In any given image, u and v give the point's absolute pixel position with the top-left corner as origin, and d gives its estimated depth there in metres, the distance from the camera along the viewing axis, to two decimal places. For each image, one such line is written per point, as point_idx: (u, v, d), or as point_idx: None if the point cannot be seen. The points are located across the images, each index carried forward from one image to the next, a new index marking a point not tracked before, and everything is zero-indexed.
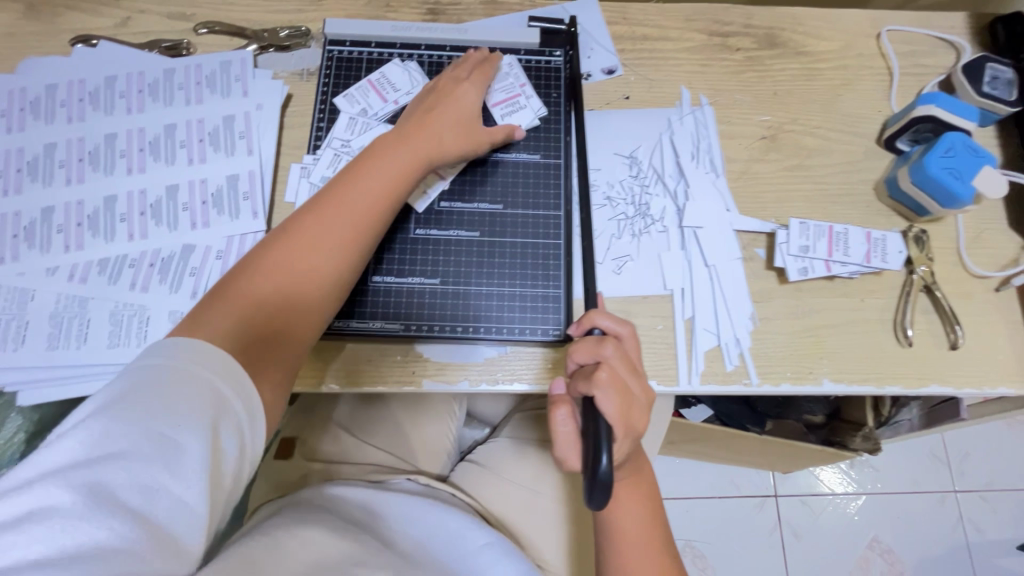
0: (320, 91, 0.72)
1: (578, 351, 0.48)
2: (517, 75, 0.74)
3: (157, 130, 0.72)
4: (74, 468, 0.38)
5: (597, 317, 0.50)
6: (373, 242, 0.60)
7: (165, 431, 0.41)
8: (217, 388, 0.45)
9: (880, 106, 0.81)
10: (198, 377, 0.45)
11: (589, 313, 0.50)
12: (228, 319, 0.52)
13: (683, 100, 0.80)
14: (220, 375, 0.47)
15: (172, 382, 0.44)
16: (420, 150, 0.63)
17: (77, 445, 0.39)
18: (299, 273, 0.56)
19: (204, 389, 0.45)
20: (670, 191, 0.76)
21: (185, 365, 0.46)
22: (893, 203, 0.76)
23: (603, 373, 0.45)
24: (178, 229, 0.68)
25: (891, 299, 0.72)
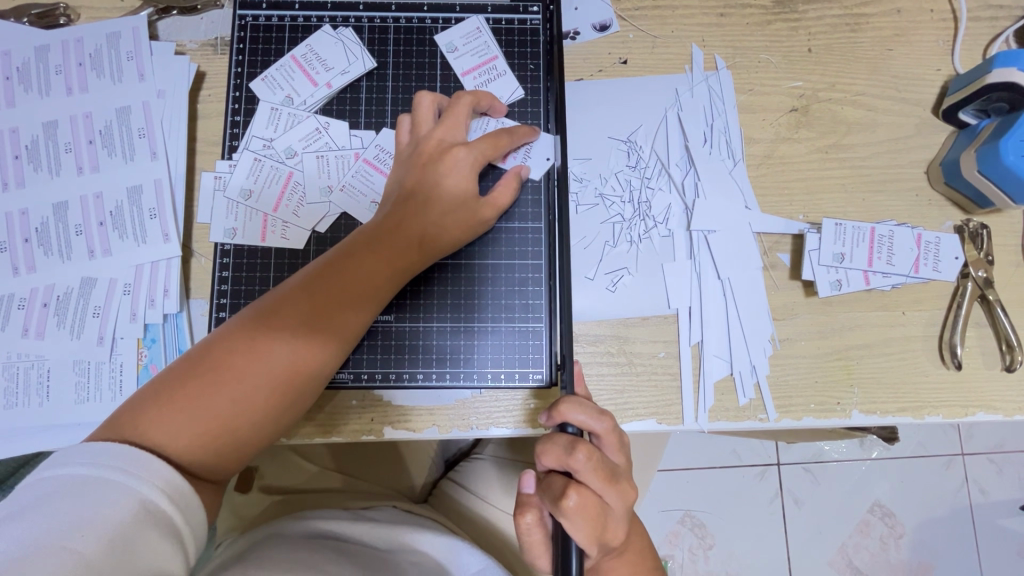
0: (234, 73, 0.57)
1: (542, 460, 0.38)
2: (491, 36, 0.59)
3: (34, 130, 0.57)
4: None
5: (570, 412, 0.39)
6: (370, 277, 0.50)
7: (63, 543, 0.36)
8: (131, 486, 0.40)
9: (940, 63, 0.65)
10: (107, 479, 0.39)
11: (561, 404, 0.40)
12: (208, 375, 0.46)
13: (694, 63, 0.64)
14: (147, 470, 0.41)
15: (75, 485, 0.39)
16: (433, 157, 0.52)
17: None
18: (286, 321, 0.48)
19: (117, 487, 0.39)
20: (675, 185, 0.62)
21: (98, 460, 0.40)
22: (948, 191, 0.62)
23: (570, 500, 0.36)
24: (74, 258, 0.56)
25: (938, 311, 0.60)
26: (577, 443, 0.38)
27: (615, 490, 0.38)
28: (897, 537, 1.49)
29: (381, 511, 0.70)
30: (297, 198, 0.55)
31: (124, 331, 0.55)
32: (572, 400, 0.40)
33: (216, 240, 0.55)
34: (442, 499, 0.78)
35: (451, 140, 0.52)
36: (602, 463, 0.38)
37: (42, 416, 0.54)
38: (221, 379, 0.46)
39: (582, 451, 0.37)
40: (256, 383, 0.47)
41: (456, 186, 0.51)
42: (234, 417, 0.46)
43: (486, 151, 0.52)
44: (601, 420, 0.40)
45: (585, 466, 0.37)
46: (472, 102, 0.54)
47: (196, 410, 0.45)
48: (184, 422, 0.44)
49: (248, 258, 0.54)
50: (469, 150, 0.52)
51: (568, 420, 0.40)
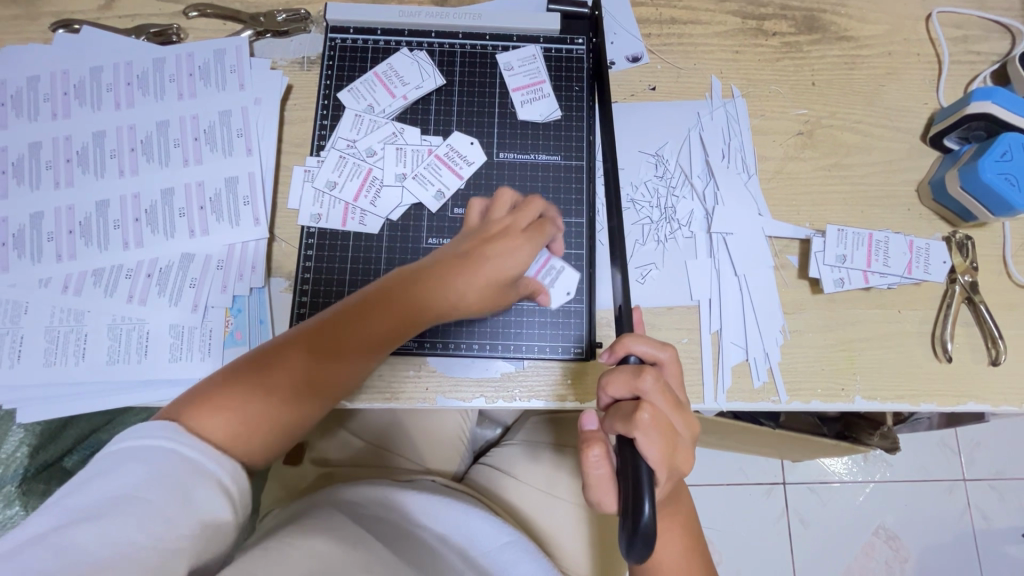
0: (324, 85, 0.67)
1: (612, 386, 0.43)
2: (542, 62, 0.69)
3: (148, 127, 0.67)
4: (49, 534, 0.38)
5: (633, 343, 0.44)
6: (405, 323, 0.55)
7: (132, 495, 0.41)
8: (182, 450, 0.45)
9: (927, 98, 0.75)
10: (160, 446, 0.45)
11: (624, 338, 0.45)
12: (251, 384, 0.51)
13: (714, 91, 0.74)
14: (197, 445, 0.46)
15: (133, 451, 0.44)
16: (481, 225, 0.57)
17: (51, 517, 0.40)
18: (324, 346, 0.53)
19: (171, 454, 0.45)
20: (697, 193, 0.71)
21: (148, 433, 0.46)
22: (937, 206, 0.71)
23: (642, 414, 0.40)
24: (175, 236, 0.64)
25: (930, 311, 0.68)
26: (643, 366, 0.42)
27: (680, 415, 0.43)
28: (902, 561, 1.51)
29: (420, 484, 0.76)
30: (374, 191, 0.64)
31: (215, 300, 0.63)
32: (634, 334, 0.45)
33: (303, 223, 0.63)
34: (473, 479, 0.83)
35: (512, 228, 0.56)
36: (668, 386, 0.42)
37: (140, 372, 0.61)
38: (270, 384, 0.52)
39: (649, 373, 0.42)
40: (298, 388, 0.53)
41: (504, 262, 0.55)
42: (274, 416, 0.51)
43: (529, 234, 0.56)
44: (663, 351, 0.44)
45: (652, 387, 0.41)
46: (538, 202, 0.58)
47: (243, 406, 0.50)
48: (233, 418, 0.49)
49: (330, 239, 0.63)
50: (521, 237, 0.56)
51: (632, 352, 0.45)
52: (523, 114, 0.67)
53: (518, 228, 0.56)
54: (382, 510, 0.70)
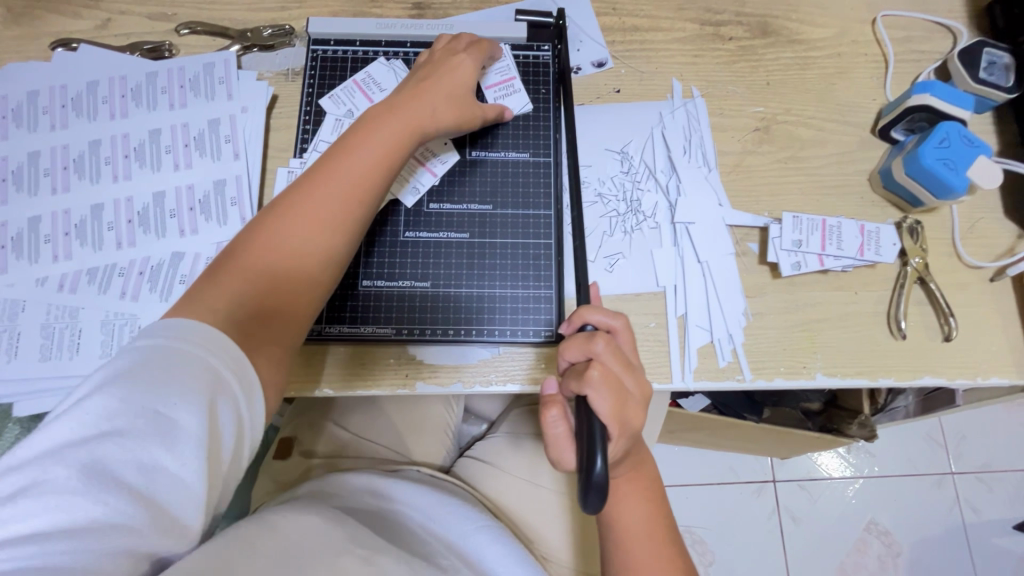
0: (306, 93, 0.72)
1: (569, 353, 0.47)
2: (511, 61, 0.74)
3: (142, 136, 0.71)
4: (75, 449, 0.39)
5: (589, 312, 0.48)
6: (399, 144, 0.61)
7: (150, 414, 0.41)
8: (213, 366, 0.44)
9: (875, 94, 0.80)
10: (189, 355, 0.44)
11: (581, 310, 0.49)
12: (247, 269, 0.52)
13: (674, 92, 0.79)
14: (216, 346, 0.46)
15: (172, 363, 0.43)
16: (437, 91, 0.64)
17: (75, 426, 0.40)
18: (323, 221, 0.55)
19: (196, 366, 0.44)
20: (661, 186, 0.75)
21: (194, 340, 0.45)
22: (887, 193, 0.75)
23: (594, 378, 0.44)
24: (166, 236, 0.68)
25: (885, 291, 0.72)
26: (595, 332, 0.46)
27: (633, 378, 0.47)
28: (894, 555, 1.51)
29: (404, 474, 0.79)
30: None
31: None
32: (591, 305, 0.49)
33: None
34: (458, 471, 0.86)
35: (445, 55, 0.67)
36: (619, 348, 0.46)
37: None
38: (269, 254, 0.53)
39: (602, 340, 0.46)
40: (303, 250, 0.54)
41: (450, 75, 0.65)
42: (287, 277, 0.53)
43: (477, 55, 0.67)
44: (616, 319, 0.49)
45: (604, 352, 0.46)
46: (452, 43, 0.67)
47: (245, 276, 0.52)
48: (230, 285, 0.51)
49: None
50: (466, 57, 0.66)
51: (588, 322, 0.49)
52: None
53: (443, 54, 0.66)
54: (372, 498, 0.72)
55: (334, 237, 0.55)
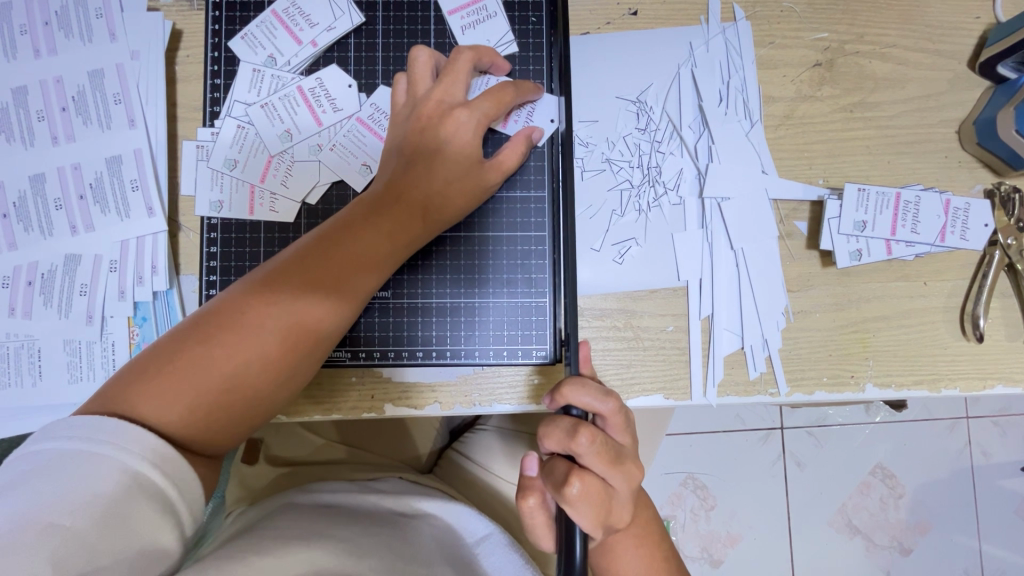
0: (211, 31, 0.53)
1: (546, 442, 0.40)
2: None
3: (3, 97, 0.54)
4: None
5: (574, 395, 0.40)
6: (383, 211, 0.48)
7: (55, 518, 0.36)
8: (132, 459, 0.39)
9: (980, 10, 0.60)
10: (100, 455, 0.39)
11: (565, 389, 0.40)
12: (197, 353, 0.44)
13: (711, 12, 0.59)
14: (133, 441, 0.40)
15: (80, 462, 0.38)
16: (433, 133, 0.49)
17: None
18: (281, 306, 0.46)
19: (104, 461, 0.38)
20: (688, 149, 0.58)
21: (99, 437, 0.39)
22: (980, 151, 0.58)
23: (573, 487, 0.37)
24: (54, 234, 0.53)
25: (962, 280, 0.58)
26: (579, 427, 0.38)
27: (619, 472, 0.39)
28: (897, 497, 1.38)
29: (386, 483, 0.70)
30: (284, 168, 0.53)
31: (113, 309, 0.53)
32: (576, 383, 0.40)
33: (202, 213, 0.52)
34: (447, 468, 0.78)
35: (450, 101, 0.49)
36: (605, 445, 0.39)
37: (35, 396, 0.53)
38: (210, 363, 0.44)
39: (584, 434, 0.38)
40: (265, 348, 0.45)
41: (448, 149, 0.49)
42: (229, 399, 0.44)
43: (489, 112, 0.49)
44: (605, 401, 0.40)
45: (587, 450, 0.38)
46: (470, 53, 0.50)
47: (181, 388, 0.43)
48: (177, 388, 0.43)
49: (237, 232, 0.52)
50: (471, 112, 0.49)
51: (573, 403, 0.40)
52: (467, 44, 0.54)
53: (457, 63, 0.50)
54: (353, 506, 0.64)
55: (311, 320, 0.46)
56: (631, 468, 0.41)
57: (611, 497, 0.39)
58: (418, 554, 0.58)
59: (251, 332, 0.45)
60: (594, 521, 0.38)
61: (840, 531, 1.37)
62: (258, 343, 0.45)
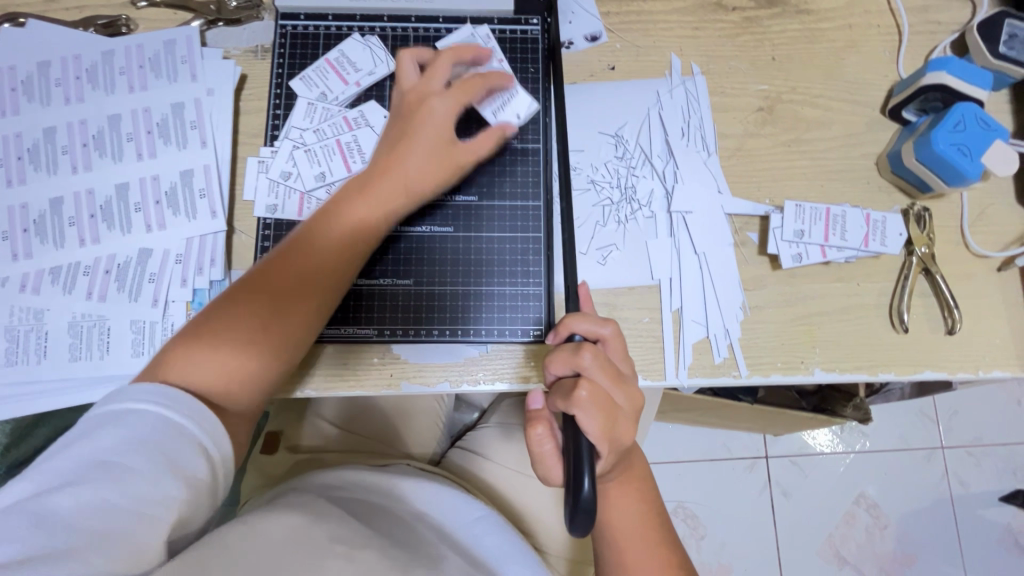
0: (274, 74, 0.67)
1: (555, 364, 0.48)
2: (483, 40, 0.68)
3: (100, 122, 0.66)
4: (24, 502, 0.40)
5: (576, 323, 0.49)
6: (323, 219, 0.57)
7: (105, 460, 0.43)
8: (168, 417, 0.47)
9: (887, 70, 0.75)
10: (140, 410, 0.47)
11: (567, 320, 0.50)
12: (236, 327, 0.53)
13: (673, 68, 0.74)
14: (200, 407, 0.49)
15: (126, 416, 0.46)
16: (400, 146, 0.59)
17: (44, 469, 0.42)
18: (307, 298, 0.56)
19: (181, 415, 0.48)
20: (657, 173, 0.71)
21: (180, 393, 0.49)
22: (895, 178, 0.71)
23: (581, 391, 0.45)
24: (132, 231, 0.64)
25: (888, 282, 0.69)
26: (581, 345, 0.47)
27: (621, 389, 0.47)
28: (882, 527, 1.42)
29: (396, 468, 0.78)
30: (328, 180, 0.64)
31: (176, 294, 0.63)
32: (578, 315, 0.50)
33: (259, 215, 0.64)
34: (450, 462, 0.85)
35: (424, 94, 0.60)
36: (606, 363, 0.47)
37: (102, 367, 0.61)
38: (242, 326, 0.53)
39: (587, 350, 0.47)
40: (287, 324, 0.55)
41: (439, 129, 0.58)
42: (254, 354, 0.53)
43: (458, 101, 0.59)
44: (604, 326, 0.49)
45: (590, 364, 0.46)
46: (443, 72, 0.60)
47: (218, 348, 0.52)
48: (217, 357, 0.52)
49: (286, 231, 0.63)
50: (442, 98, 0.58)
51: (574, 331, 0.50)
52: None
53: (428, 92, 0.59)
54: (358, 492, 0.72)
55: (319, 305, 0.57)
56: (632, 389, 0.49)
57: (615, 410, 0.47)
58: (418, 537, 0.65)
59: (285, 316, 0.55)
60: (601, 427, 0.45)
61: (829, 562, 1.40)
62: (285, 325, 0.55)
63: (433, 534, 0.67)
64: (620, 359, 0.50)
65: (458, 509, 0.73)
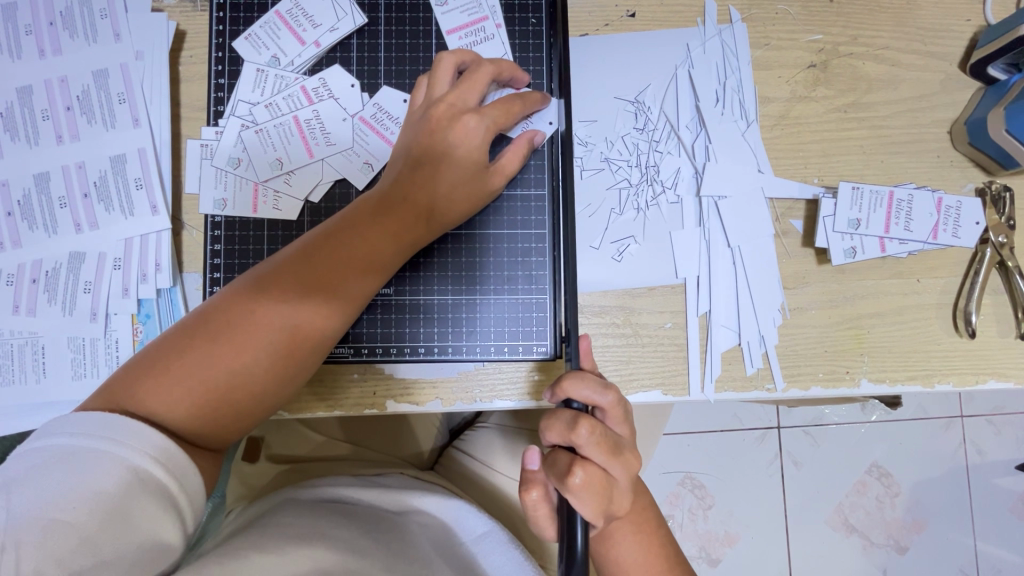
0: (215, 31, 0.54)
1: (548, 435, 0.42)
2: None
3: (8, 96, 0.54)
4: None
5: (573, 388, 0.42)
6: (332, 234, 0.48)
7: (58, 515, 0.35)
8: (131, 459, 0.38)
9: (970, 13, 0.61)
10: (94, 451, 0.38)
11: (565, 381, 0.42)
12: (217, 357, 0.44)
13: (707, 14, 0.60)
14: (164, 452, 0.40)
15: (90, 459, 0.37)
16: (425, 151, 0.49)
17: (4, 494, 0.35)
18: (303, 332, 0.46)
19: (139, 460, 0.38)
20: (685, 148, 0.59)
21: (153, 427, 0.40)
22: (972, 150, 0.59)
23: (575, 479, 0.39)
24: (58, 232, 0.54)
25: (955, 277, 0.59)
26: (578, 420, 0.40)
27: (618, 461, 0.41)
28: (893, 496, 1.29)
29: (389, 478, 0.71)
30: (288, 167, 0.53)
31: (117, 306, 0.54)
32: (576, 377, 0.43)
33: (206, 212, 0.53)
34: (448, 465, 0.78)
35: (460, 105, 0.50)
36: (603, 437, 0.41)
37: (39, 393, 0.53)
38: (225, 353, 0.44)
39: (585, 426, 0.40)
40: (276, 364, 0.46)
41: (468, 153, 0.50)
42: (230, 390, 0.44)
43: (497, 119, 0.50)
44: (604, 395, 0.42)
45: (587, 441, 0.40)
46: (483, 71, 0.51)
47: (192, 377, 0.43)
48: (191, 391, 0.43)
49: (241, 230, 0.53)
50: (480, 118, 0.49)
51: (573, 398, 0.42)
52: None
53: (462, 98, 0.50)
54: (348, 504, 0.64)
55: (315, 343, 0.47)
56: (631, 460, 0.43)
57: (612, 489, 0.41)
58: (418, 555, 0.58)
59: (279, 353, 0.45)
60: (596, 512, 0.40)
61: (837, 531, 1.28)
62: (276, 362, 0.46)
63: (433, 551, 0.60)
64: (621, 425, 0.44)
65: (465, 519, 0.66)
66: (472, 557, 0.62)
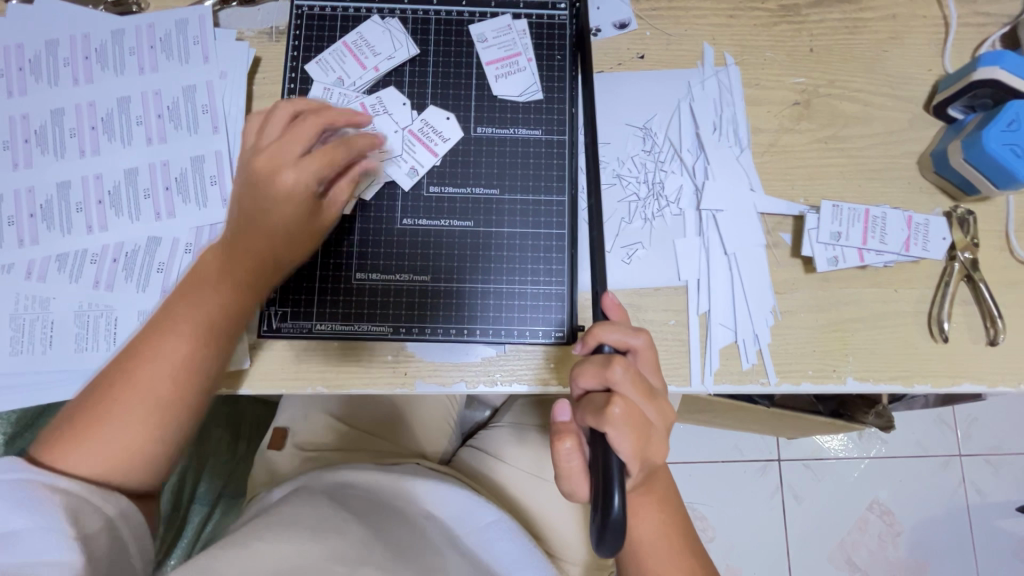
0: (290, 56, 0.64)
1: (586, 376, 0.48)
2: (519, 32, 0.66)
3: (109, 104, 0.64)
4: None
5: (605, 333, 0.49)
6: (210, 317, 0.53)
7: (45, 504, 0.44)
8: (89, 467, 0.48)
9: (931, 64, 0.71)
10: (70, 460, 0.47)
11: (596, 330, 0.49)
12: (112, 424, 0.51)
13: (705, 58, 0.70)
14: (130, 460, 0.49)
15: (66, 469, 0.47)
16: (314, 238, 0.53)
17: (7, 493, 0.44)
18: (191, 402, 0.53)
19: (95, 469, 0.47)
20: (687, 168, 0.68)
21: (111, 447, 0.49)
22: (939, 178, 0.67)
23: (615, 408, 0.45)
24: (140, 219, 0.62)
25: (928, 289, 0.66)
26: (611, 358, 0.47)
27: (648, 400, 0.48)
28: (895, 535, 1.30)
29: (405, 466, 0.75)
30: None
31: None
32: (607, 325, 0.49)
33: None
34: (461, 461, 0.83)
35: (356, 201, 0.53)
36: (636, 376, 0.47)
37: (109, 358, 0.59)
38: (128, 426, 0.51)
39: (618, 364, 0.47)
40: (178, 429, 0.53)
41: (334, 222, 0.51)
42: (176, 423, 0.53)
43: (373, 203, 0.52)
44: (635, 336, 0.49)
45: (621, 378, 0.46)
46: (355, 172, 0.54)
47: (107, 444, 0.51)
48: (100, 456, 0.51)
49: None
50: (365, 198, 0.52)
51: (604, 341, 0.49)
52: (500, 90, 0.65)
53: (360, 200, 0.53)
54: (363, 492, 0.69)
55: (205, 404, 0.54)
56: (661, 402, 0.49)
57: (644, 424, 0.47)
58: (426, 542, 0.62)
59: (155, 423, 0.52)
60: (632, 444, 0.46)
61: (840, 568, 1.28)
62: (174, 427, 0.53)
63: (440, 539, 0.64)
64: (649, 369, 0.50)
65: (472, 509, 0.70)
66: (476, 546, 0.66)
